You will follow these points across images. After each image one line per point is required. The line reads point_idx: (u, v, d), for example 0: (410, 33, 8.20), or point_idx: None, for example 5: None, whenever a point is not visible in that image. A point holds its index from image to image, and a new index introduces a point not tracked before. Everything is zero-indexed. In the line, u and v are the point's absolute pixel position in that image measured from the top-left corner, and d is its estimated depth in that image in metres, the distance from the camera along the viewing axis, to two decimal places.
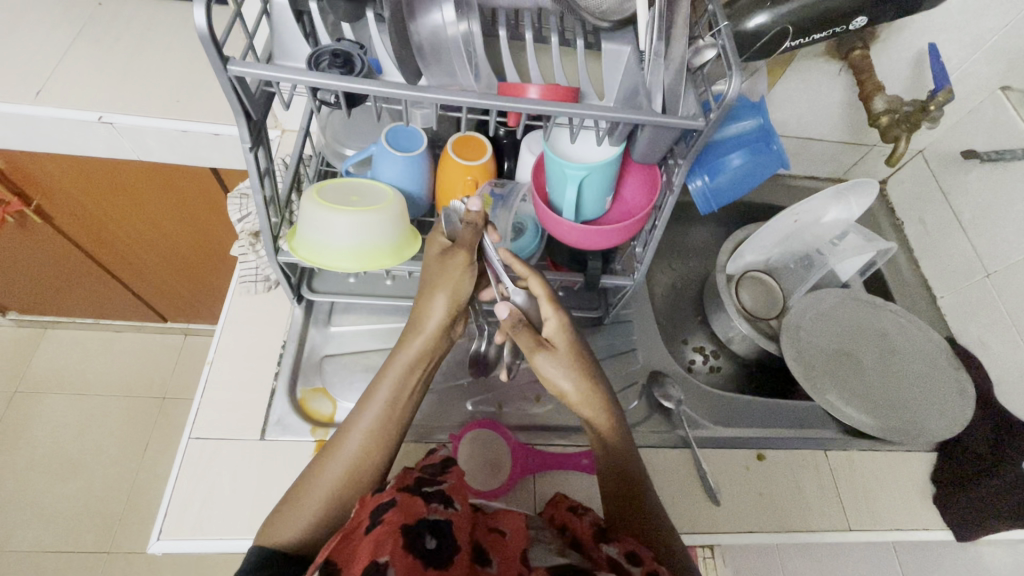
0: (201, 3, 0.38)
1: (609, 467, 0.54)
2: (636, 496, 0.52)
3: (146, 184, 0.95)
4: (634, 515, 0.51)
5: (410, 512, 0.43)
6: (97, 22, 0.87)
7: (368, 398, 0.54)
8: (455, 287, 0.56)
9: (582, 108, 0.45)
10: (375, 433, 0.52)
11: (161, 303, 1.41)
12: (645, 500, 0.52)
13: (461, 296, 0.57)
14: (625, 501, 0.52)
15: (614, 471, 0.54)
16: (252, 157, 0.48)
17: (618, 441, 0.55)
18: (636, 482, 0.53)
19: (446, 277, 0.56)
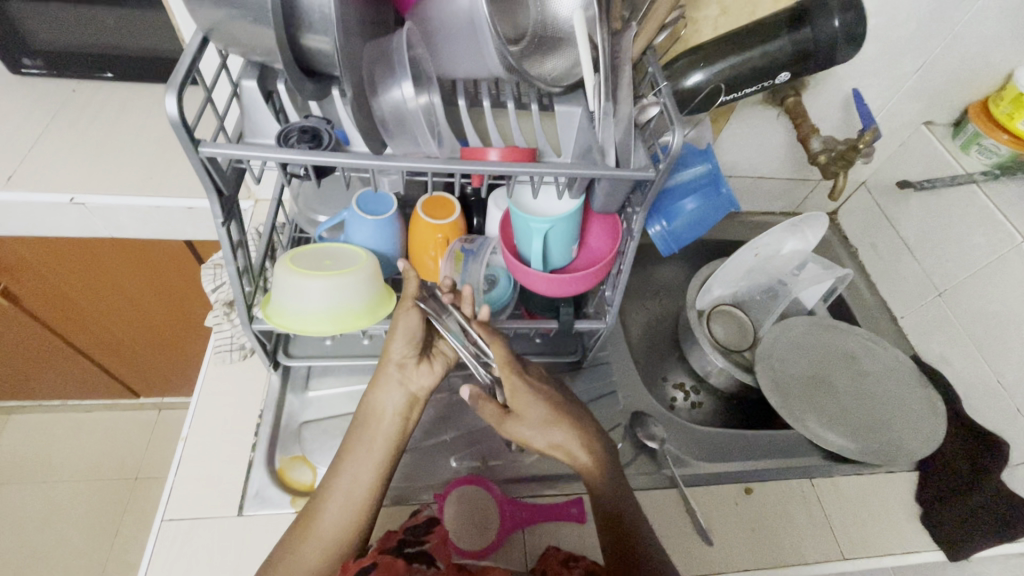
0: (173, 92, 0.41)
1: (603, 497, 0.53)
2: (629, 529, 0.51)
3: (119, 259, 0.94)
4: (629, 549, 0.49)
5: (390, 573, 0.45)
6: (71, 108, 0.89)
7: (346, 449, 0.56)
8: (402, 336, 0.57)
9: (541, 167, 0.48)
10: (345, 508, 0.52)
11: (133, 379, 1.37)
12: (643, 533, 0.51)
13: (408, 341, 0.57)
14: (623, 535, 0.50)
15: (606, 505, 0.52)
16: (224, 230, 0.50)
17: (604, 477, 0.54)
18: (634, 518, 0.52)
19: (389, 334, 0.57)
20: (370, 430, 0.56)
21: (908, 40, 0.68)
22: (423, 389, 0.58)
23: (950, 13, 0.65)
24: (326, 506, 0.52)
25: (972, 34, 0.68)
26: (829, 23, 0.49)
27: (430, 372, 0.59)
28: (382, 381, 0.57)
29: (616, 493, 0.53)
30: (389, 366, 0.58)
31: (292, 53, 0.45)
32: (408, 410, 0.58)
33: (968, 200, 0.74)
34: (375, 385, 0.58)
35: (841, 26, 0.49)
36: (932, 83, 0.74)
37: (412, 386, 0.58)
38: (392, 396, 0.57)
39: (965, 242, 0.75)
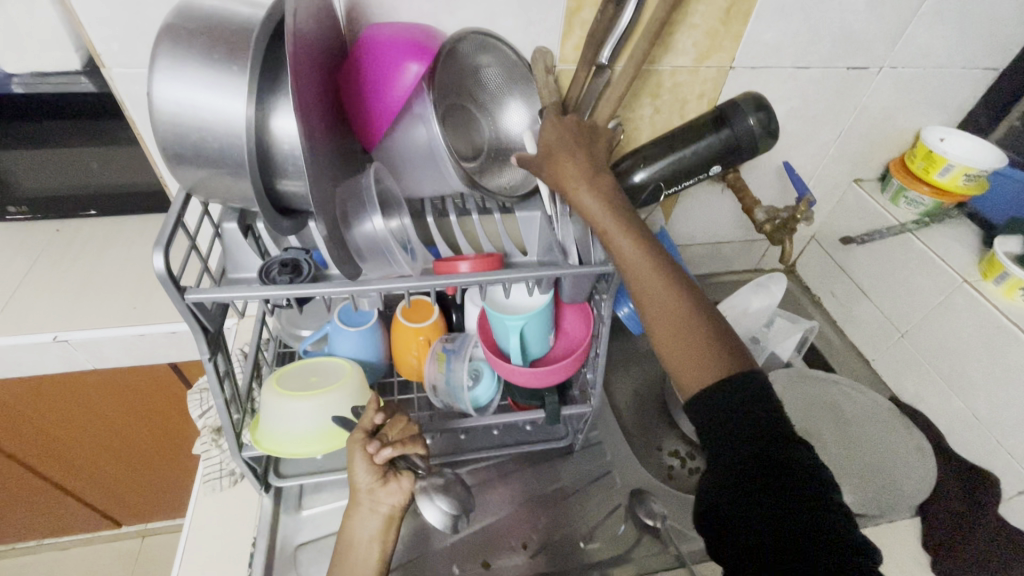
0: (160, 249, 0.44)
1: (662, 331, 0.46)
2: (699, 354, 0.45)
3: (102, 390, 0.94)
4: (710, 372, 0.44)
5: None
6: (54, 248, 0.92)
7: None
8: (360, 464, 0.53)
9: (509, 274, 0.52)
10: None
11: (115, 509, 1.31)
12: (742, 357, 0.45)
13: (370, 467, 0.53)
14: (695, 361, 0.45)
15: (667, 329, 0.46)
16: (210, 365, 0.51)
17: (667, 300, 0.46)
18: (714, 353, 0.44)
19: (348, 466, 0.53)
20: (352, 565, 0.53)
21: (823, 115, 0.77)
22: (396, 508, 0.54)
23: (853, 91, 0.74)
24: None
25: (877, 104, 0.77)
26: (745, 120, 0.56)
27: (399, 489, 0.54)
28: (354, 513, 0.54)
29: (710, 339, 0.45)
30: (359, 495, 0.54)
31: (268, 197, 0.49)
32: (386, 534, 0.54)
33: (907, 247, 0.80)
34: (350, 513, 0.54)
35: (756, 123, 0.56)
36: (852, 147, 0.82)
37: (382, 505, 0.54)
38: (368, 524, 0.53)
39: (912, 285, 0.80)
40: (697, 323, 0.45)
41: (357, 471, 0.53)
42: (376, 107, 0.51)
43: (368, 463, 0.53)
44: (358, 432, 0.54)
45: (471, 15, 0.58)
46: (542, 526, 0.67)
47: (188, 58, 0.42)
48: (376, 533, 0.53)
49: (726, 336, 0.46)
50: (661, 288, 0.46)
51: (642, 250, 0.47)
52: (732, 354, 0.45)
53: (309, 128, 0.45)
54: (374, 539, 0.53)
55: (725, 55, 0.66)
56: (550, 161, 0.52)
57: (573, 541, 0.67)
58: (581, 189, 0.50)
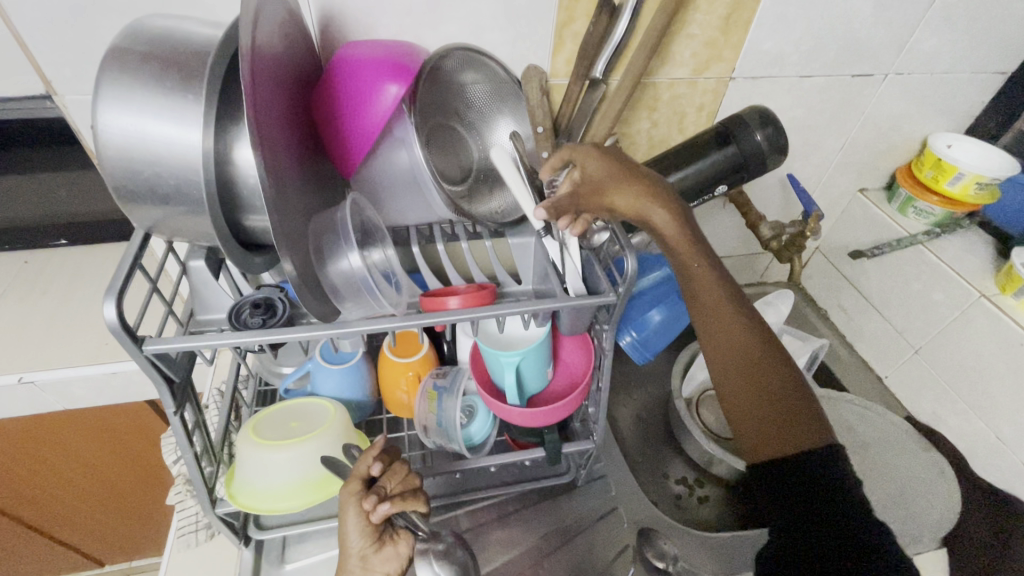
0: (112, 298, 0.39)
1: (734, 376, 0.48)
2: (771, 403, 0.47)
3: (76, 430, 0.89)
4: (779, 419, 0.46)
5: None
6: (21, 280, 0.87)
7: None
8: (355, 524, 0.47)
9: (503, 309, 0.47)
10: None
11: (98, 549, 1.25)
12: (806, 398, 0.47)
13: (365, 527, 0.47)
14: (772, 407, 0.47)
15: (736, 373, 0.48)
16: (177, 420, 0.46)
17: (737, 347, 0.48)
18: (785, 400, 0.47)
19: (339, 526, 0.47)
20: None
21: (827, 125, 0.73)
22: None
23: (858, 99, 0.71)
24: None
25: (883, 112, 0.74)
26: (751, 137, 0.53)
27: (395, 556, 0.47)
28: None
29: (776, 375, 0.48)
30: (349, 561, 0.46)
31: (233, 233, 0.45)
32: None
33: (918, 260, 0.77)
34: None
35: (763, 140, 0.53)
36: (857, 156, 0.79)
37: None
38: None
39: (925, 300, 0.76)
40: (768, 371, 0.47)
41: (349, 532, 0.46)
42: (352, 131, 0.47)
43: (363, 521, 0.47)
44: (355, 482, 0.49)
45: (455, 30, 0.55)
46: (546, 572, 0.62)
47: (136, 87, 0.38)
48: None
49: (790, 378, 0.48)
50: (735, 336, 0.48)
51: (718, 292, 0.48)
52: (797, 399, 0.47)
53: (276, 159, 0.41)
54: None
55: (725, 65, 0.62)
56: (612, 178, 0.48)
57: None
58: (659, 219, 0.48)
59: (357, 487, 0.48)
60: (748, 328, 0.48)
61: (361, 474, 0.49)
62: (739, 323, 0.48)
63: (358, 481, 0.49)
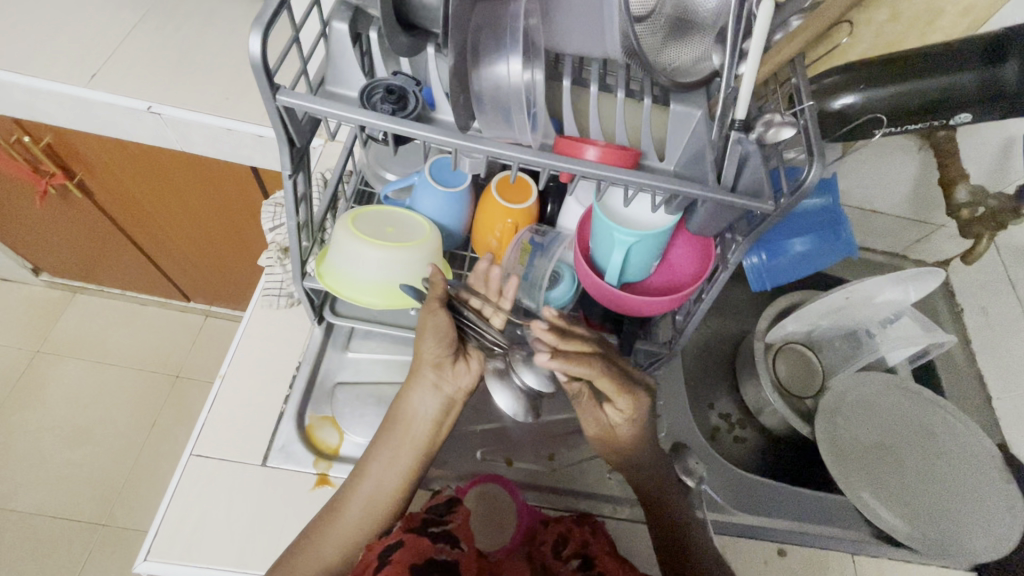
0: (259, 31, 0.37)
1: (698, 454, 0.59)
2: None
3: (188, 173, 0.94)
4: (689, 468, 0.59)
5: (417, 551, 0.48)
6: (162, 8, 0.87)
7: (368, 461, 0.54)
8: (437, 328, 0.53)
9: (644, 180, 0.42)
10: (377, 490, 0.53)
11: (187, 284, 1.42)
12: None
13: (446, 332, 0.53)
14: None
15: None
16: (291, 184, 0.46)
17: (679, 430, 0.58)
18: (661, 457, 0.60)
19: (418, 326, 0.53)
20: (399, 434, 0.54)
21: None
22: (460, 391, 0.56)
23: None
24: (359, 487, 0.53)
25: None
26: None
27: (469, 372, 0.56)
28: (416, 381, 0.55)
29: None
30: (424, 369, 0.55)
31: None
32: (443, 415, 0.56)
33: None
34: (410, 384, 0.55)
35: None
36: None
37: (446, 388, 0.55)
38: (427, 403, 0.55)
39: None
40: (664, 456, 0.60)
41: (428, 332, 0.53)
42: None
43: (442, 325, 0.53)
44: (438, 288, 0.53)
45: None
46: (574, 444, 0.65)
47: None
48: (435, 401, 0.55)
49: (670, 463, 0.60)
50: None
51: None
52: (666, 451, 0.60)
53: None
54: (431, 407, 0.55)
55: None
56: None
57: (601, 468, 0.64)
58: None
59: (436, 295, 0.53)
60: None
61: (442, 285, 0.53)
62: None
63: (438, 287, 0.53)
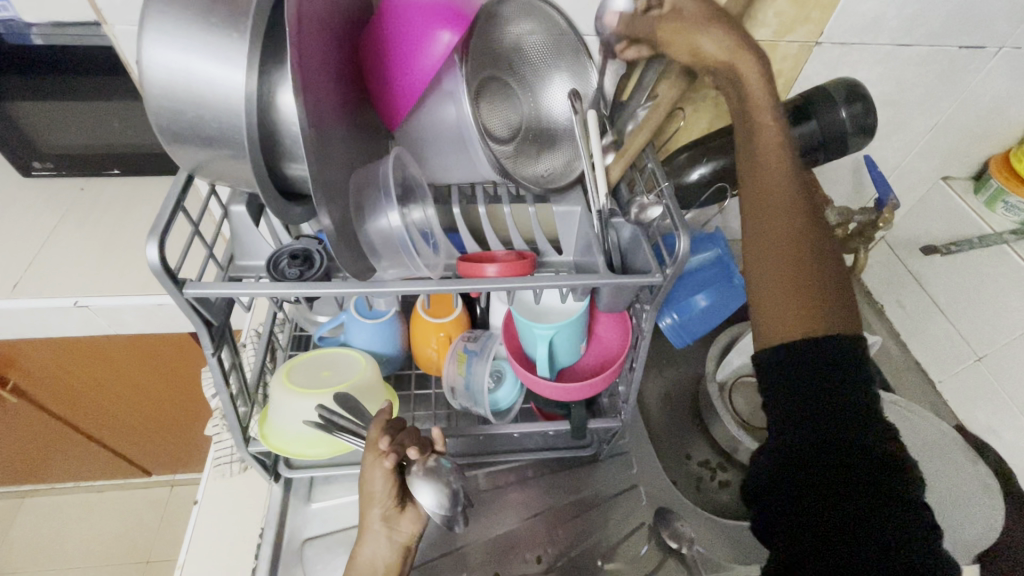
0: (155, 240, 0.39)
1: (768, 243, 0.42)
2: (797, 272, 0.41)
3: (126, 352, 0.94)
4: (815, 293, 0.41)
5: None
6: (79, 206, 0.90)
7: None
8: (383, 476, 0.49)
9: (540, 282, 0.45)
10: None
11: (144, 460, 1.35)
12: (841, 282, 0.42)
13: (394, 478, 0.50)
14: (811, 301, 0.41)
15: (763, 253, 0.42)
16: (216, 361, 0.47)
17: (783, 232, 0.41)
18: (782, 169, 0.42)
19: (364, 476, 0.50)
20: None
21: (918, 101, 0.65)
22: (414, 537, 0.51)
23: (958, 76, 0.63)
24: None
25: (986, 92, 0.65)
26: (834, 113, 0.48)
27: (416, 515, 0.51)
28: (368, 534, 0.50)
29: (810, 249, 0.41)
30: (372, 518, 0.50)
31: (273, 180, 0.44)
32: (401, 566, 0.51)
33: (1000, 262, 0.70)
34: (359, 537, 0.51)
35: (847, 116, 0.48)
36: (947, 140, 0.71)
37: (398, 534, 0.51)
38: (381, 554, 0.50)
39: (1001, 306, 0.70)
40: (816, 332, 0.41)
41: (376, 477, 0.49)
42: (398, 84, 0.45)
43: (382, 471, 0.49)
44: (380, 430, 0.49)
45: None
46: (560, 539, 0.63)
47: (183, 23, 0.36)
48: (395, 549, 0.50)
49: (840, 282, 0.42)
50: (782, 216, 0.41)
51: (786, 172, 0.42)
52: (842, 315, 0.41)
53: (318, 110, 0.39)
54: (393, 555, 0.50)
55: (812, 28, 0.56)
56: (778, 167, 0.42)
57: (592, 557, 0.62)
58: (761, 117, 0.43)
59: (375, 443, 0.49)
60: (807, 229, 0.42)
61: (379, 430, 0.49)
62: (802, 224, 0.42)
63: (376, 435, 0.49)
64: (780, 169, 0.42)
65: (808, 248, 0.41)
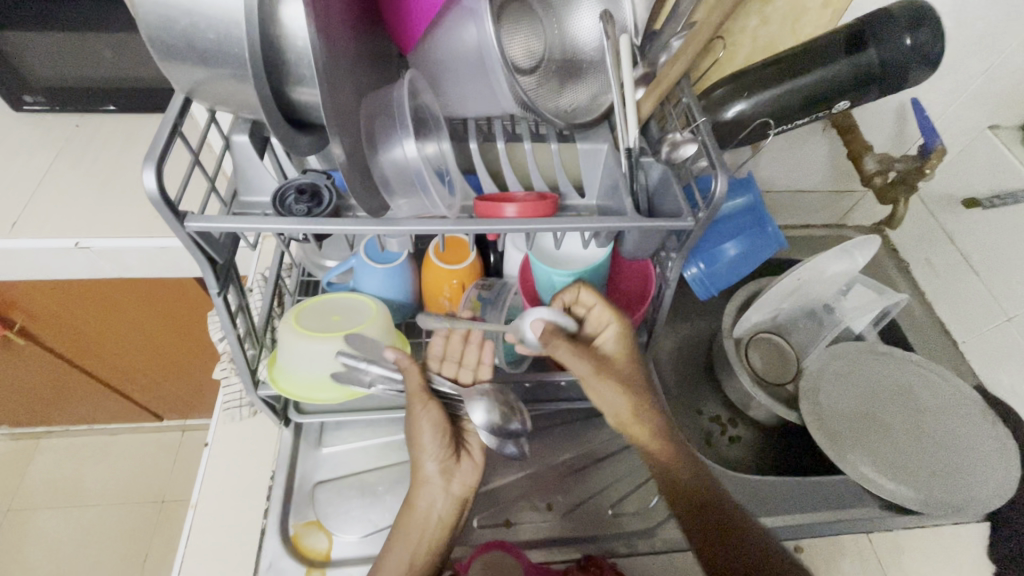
0: (152, 167, 0.36)
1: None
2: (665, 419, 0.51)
3: (132, 297, 0.92)
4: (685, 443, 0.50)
5: None
6: (75, 144, 0.87)
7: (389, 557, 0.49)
8: (432, 412, 0.52)
9: (564, 224, 0.42)
10: None
11: (156, 404, 1.37)
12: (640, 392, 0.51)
13: (443, 414, 0.53)
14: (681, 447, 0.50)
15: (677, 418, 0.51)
16: (222, 301, 0.45)
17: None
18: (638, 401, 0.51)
19: (411, 424, 0.52)
20: (416, 531, 0.50)
21: (977, 38, 0.60)
22: (471, 478, 0.53)
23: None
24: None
25: None
26: (897, 41, 0.43)
27: (472, 465, 0.54)
28: (423, 479, 0.52)
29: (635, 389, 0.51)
30: (429, 470, 0.52)
31: (279, 106, 0.40)
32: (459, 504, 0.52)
33: None
34: (415, 486, 0.52)
35: (911, 44, 0.43)
36: (1002, 84, 0.65)
37: (454, 486, 0.52)
38: (439, 496, 0.51)
39: None
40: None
41: (423, 416, 0.52)
42: None
43: (430, 406, 0.52)
44: (416, 374, 0.52)
45: None
46: (570, 488, 0.63)
47: None
48: (454, 485, 0.52)
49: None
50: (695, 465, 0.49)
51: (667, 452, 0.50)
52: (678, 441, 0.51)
53: (326, 25, 0.36)
54: (452, 491, 0.52)
55: None
56: (652, 442, 0.50)
57: (602, 506, 0.62)
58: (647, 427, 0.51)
59: (414, 389, 0.52)
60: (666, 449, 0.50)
61: (415, 378, 0.52)
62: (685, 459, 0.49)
63: (415, 382, 0.52)
64: (673, 452, 0.49)
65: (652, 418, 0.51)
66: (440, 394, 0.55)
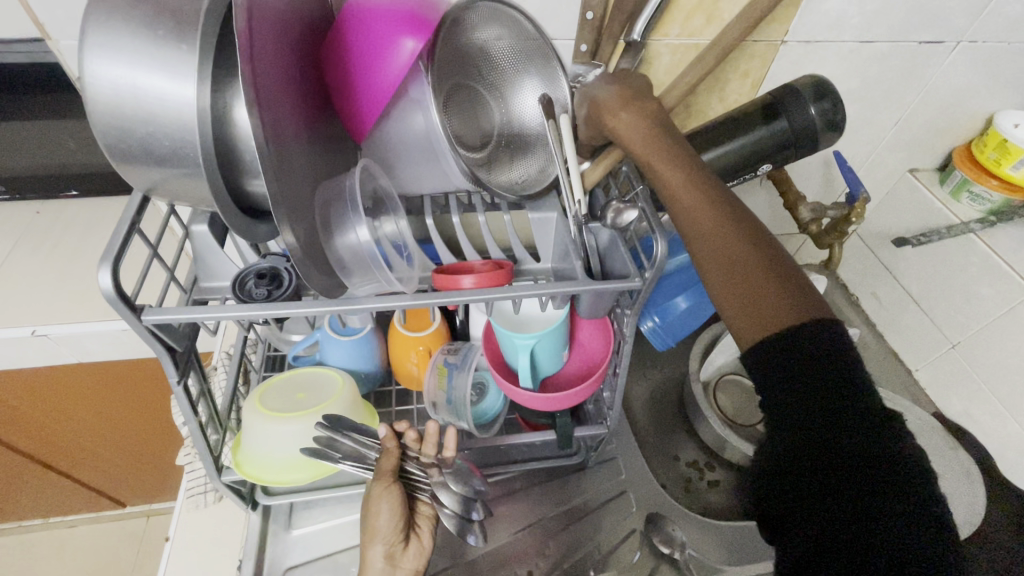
0: (108, 266, 0.37)
1: (710, 259, 0.41)
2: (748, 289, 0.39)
3: (92, 381, 0.90)
4: (759, 278, 0.39)
5: None
6: (35, 230, 0.86)
7: None
8: (393, 502, 0.50)
9: (517, 292, 0.44)
10: None
11: (118, 491, 1.29)
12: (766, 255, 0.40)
13: (403, 504, 0.51)
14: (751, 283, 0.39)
15: (706, 235, 0.41)
16: (181, 389, 0.45)
17: (726, 246, 0.40)
18: (731, 224, 0.41)
19: (370, 511, 0.50)
20: None
21: (883, 95, 0.66)
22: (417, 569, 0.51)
23: (919, 70, 0.64)
24: None
25: (947, 85, 0.66)
26: (804, 111, 0.49)
27: (419, 551, 0.51)
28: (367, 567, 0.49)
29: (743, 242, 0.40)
30: (374, 554, 0.50)
31: (234, 199, 0.42)
32: None
33: (968, 250, 0.71)
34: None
35: (816, 114, 0.49)
36: (912, 133, 0.72)
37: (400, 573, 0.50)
38: None
39: (970, 294, 0.72)
40: (788, 314, 0.37)
41: (384, 505, 0.50)
42: (362, 92, 0.43)
43: (393, 494, 0.51)
44: (392, 460, 0.51)
45: None
46: (552, 551, 0.62)
47: (125, 33, 0.34)
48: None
49: (788, 268, 0.39)
50: (714, 221, 0.41)
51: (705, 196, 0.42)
52: (788, 291, 0.38)
53: (277, 123, 0.38)
54: None
55: (777, 27, 0.56)
56: (720, 241, 0.40)
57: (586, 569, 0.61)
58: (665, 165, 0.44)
59: (385, 474, 0.51)
60: (745, 242, 0.40)
61: (390, 465, 0.51)
62: (738, 236, 0.40)
63: (387, 468, 0.51)
64: (715, 213, 0.41)
65: (748, 235, 0.40)
66: (404, 475, 0.54)
